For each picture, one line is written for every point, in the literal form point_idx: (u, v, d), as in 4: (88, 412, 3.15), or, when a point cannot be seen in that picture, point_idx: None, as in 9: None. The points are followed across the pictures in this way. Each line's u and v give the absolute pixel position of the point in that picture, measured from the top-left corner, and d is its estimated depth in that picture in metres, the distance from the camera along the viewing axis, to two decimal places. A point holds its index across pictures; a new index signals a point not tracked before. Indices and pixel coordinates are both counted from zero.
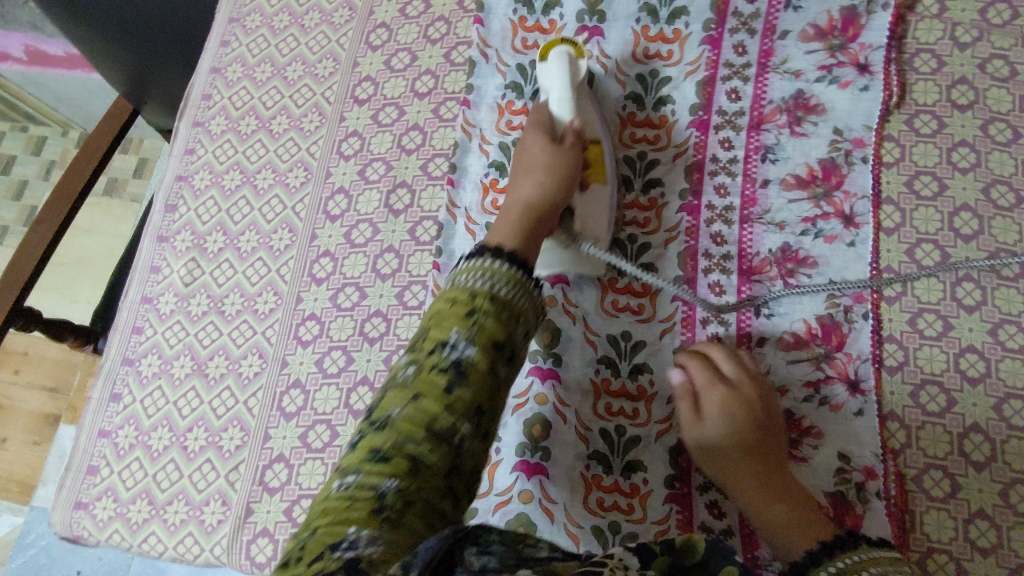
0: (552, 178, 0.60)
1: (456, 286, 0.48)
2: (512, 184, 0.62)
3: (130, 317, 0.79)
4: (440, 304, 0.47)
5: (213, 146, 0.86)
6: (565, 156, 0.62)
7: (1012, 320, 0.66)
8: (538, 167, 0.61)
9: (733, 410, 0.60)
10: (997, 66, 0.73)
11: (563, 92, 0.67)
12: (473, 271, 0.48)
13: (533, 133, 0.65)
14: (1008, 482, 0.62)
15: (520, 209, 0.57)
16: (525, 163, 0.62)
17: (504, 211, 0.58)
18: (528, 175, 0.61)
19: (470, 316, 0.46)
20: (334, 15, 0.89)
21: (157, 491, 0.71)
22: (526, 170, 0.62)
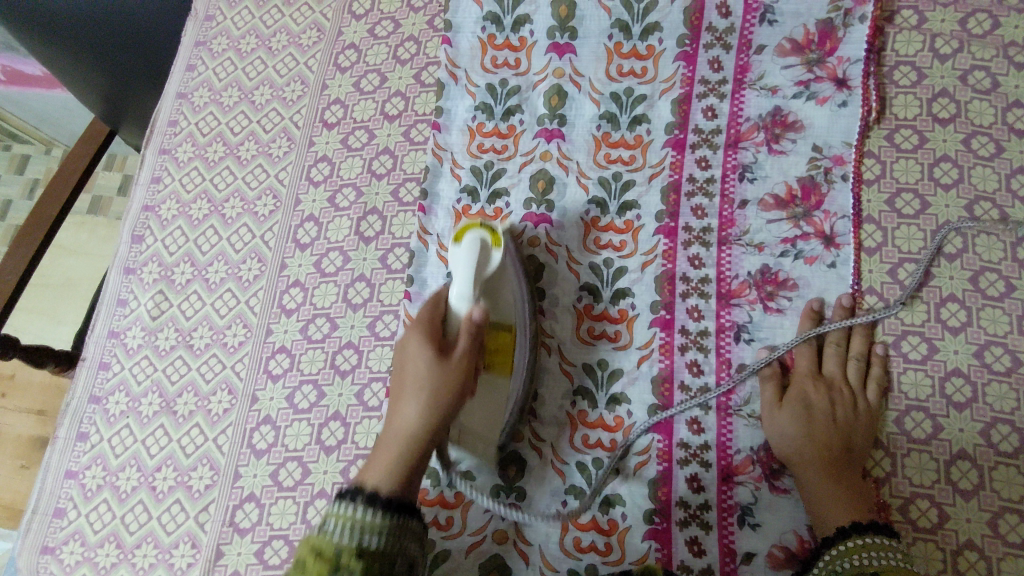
0: (435, 404, 0.54)
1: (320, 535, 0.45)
2: (394, 399, 0.56)
3: (97, 353, 0.77)
4: (302, 554, 0.44)
5: (181, 174, 0.84)
6: (454, 374, 0.54)
7: (998, 341, 0.64)
8: (417, 386, 0.54)
9: (834, 415, 0.62)
10: (979, 77, 0.71)
11: (467, 282, 0.58)
12: (338, 521, 0.46)
13: (416, 337, 0.57)
14: (997, 511, 0.60)
15: (396, 448, 0.52)
16: (404, 375, 0.56)
17: (382, 450, 0.53)
18: (411, 391, 0.54)
19: (338, 556, 0.43)
20: (302, 36, 0.87)
21: (126, 533, 0.69)
22: (401, 387, 0.56)
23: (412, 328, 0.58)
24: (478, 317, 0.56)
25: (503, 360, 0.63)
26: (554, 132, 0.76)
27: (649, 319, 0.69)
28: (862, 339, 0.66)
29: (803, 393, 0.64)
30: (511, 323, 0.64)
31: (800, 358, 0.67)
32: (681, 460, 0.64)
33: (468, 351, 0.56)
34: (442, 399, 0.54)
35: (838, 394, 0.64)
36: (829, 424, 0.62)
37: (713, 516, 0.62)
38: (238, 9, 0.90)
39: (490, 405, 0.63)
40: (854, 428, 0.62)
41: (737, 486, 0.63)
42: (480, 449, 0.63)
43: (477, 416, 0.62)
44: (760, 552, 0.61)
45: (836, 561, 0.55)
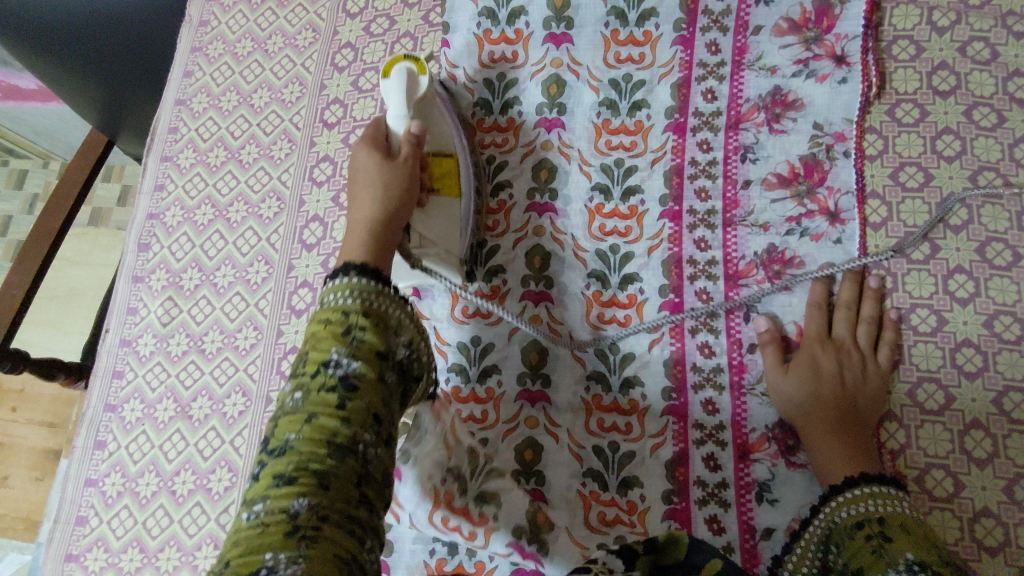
0: (388, 195, 0.61)
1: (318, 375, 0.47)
2: (349, 209, 0.62)
3: (110, 361, 0.78)
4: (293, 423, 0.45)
5: (184, 181, 0.84)
6: (403, 170, 0.62)
7: (1007, 310, 0.64)
8: (372, 180, 0.61)
9: (842, 378, 0.62)
10: (978, 48, 0.71)
11: (400, 105, 0.66)
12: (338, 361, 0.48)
13: (363, 148, 0.64)
14: (1012, 478, 0.61)
15: (363, 232, 0.58)
16: (355, 188, 0.63)
17: (353, 233, 0.58)
18: (363, 187, 0.61)
19: (347, 333, 0.49)
20: (298, 37, 0.87)
21: (148, 538, 0.70)
22: (355, 191, 0.62)
23: (358, 146, 0.65)
24: (415, 130, 0.65)
25: (447, 181, 0.69)
26: (554, 121, 0.76)
27: (657, 303, 0.70)
28: (869, 302, 0.66)
29: (812, 356, 0.64)
30: (451, 151, 0.70)
31: (815, 322, 0.66)
32: (697, 440, 0.65)
33: (409, 156, 0.63)
34: (397, 176, 0.62)
35: (846, 355, 0.64)
36: (837, 387, 0.62)
37: (732, 494, 0.63)
38: (233, 13, 0.90)
39: (443, 220, 0.68)
40: (859, 392, 0.62)
41: (754, 463, 0.63)
42: (445, 261, 0.68)
43: (433, 228, 0.67)
44: (780, 527, 0.61)
45: (837, 510, 0.56)
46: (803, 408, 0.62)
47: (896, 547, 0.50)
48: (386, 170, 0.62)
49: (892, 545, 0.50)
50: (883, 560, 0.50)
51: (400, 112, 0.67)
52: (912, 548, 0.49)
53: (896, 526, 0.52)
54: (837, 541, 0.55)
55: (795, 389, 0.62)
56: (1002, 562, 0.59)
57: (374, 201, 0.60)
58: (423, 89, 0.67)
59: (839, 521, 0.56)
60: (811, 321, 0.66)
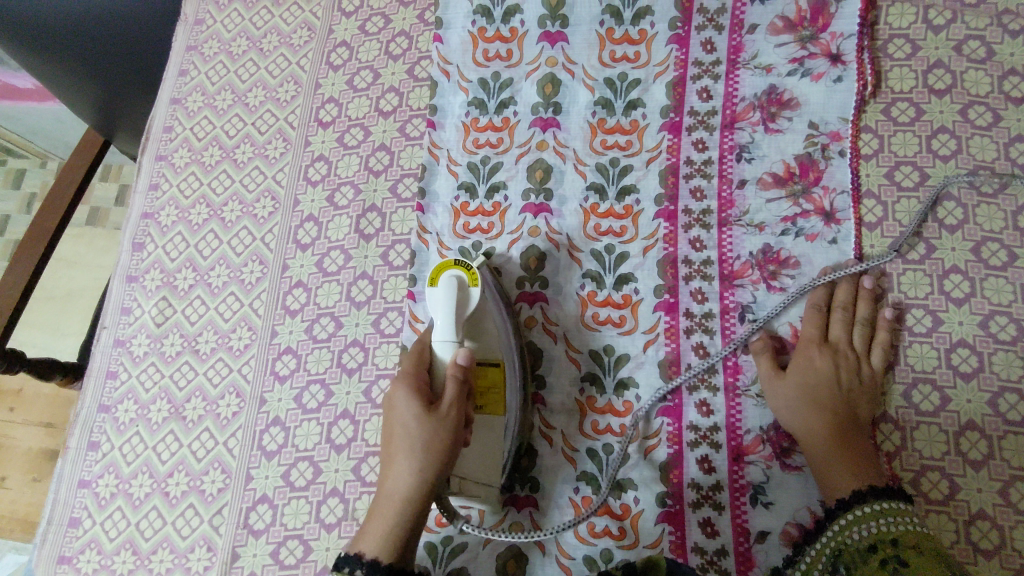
0: (429, 460, 0.55)
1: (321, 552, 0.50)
2: (384, 471, 0.56)
3: (104, 362, 0.78)
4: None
5: (178, 180, 0.84)
6: (446, 429, 0.56)
7: (1003, 311, 0.64)
8: (407, 442, 0.55)
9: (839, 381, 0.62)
10: (974, 47, 0.71)
11: (447, 324, 0.62)
12: None
13: (403, 393, 0.58)
14: (1007, 480, 0.60)
15: (394, 509, 0.54)
16: (388, 440, 0.57)
17: (377, 513, 0.54)
18: (400, 454, 0.55)
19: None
20: (292, 36, 0.86)
21: (142, 540, 0.70)
22: (386, 468, 0.56)
23: (399, 380, 0.59)
24: (462, 361, 0.60)
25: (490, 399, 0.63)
26: (549, 121, 0.76)
27: (652, 303, 0.69)
28: (865, 304, 0.66)
29: (807, 360, 0.64)
30: (498, 359, 0.65)
31: (811, 325, 0.66)
32: (692, 442, 0.65)
33: (455, 399, 0.58)
34: (438, 436, 0.55)
35: (842, 358, 0.64)
36: (834, 390, 0.62)
37: (726, 496, 0.63)
38: (227, 11, 0.90)
39: (486, 449, 0.62)
40: (855, 396, 0.62)
41: (749, 466, 0.63)
42: (481, 495, 0.61)
43: (472, 465, 0.61)
44: (774, 530, 0.61)
45: (850, 531, 0.55)
46: (801, 411, 0.62)
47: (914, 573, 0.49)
48: (428, 420, 0.56)
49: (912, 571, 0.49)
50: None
51: (449, 330, 0.62)
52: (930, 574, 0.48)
53: (910, 548, 0.51)
54: (848, 560, 0.54)
55: (791, 391, 0.62)
56: (997, 564, 0.59)
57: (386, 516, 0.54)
58: (478, 296, 0.63)
59: (852, 541, 0.55)
60: (807, 323, 0.66)
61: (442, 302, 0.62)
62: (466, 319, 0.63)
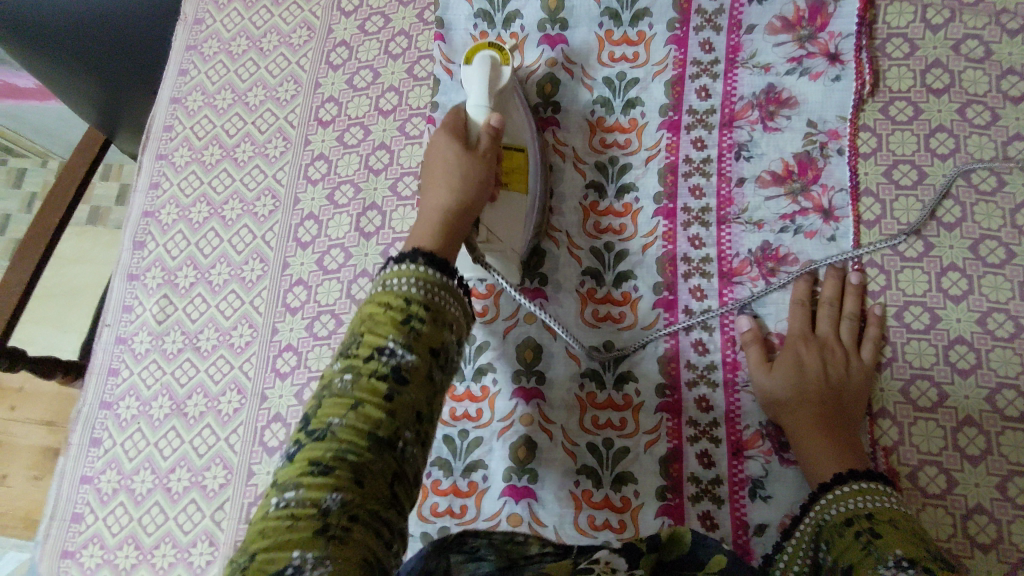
0: (463, 186, 0.55)
1: (385, 288, 0.45)
2: (422, 196, 0.57)
3: (106, 359, 0.78)
4: (371, 308, 0.45)
5: (179, 179, 0.84)
6: (484, 163, 0.58)
7: (1001, 308, 0.65)
8: (449, 171, 0.56)
9: (827, 373, 0.62)
10: (971, 47, 0.71)
11: (480, 95, 0.64)
12: (405, 276, 0.46)
13: (443, 137, 0.59)
14: (1005, 475, 0.61)
15: (436, 214, 0.53)
16: (428, 174, 0.57)
17: (423, 220, 0.53)
18: (440, 178, 0.56)
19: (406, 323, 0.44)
20: (293, 35, 0.87)
21: (144, 535, 0.70)
22: (430, 178, 0.57)
23: (436, 132, 0.61)
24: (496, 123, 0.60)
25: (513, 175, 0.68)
26: (549, 120, 0.77)
27: (652, 300, 0.70)
28: (853, 299, 0.66)
29: (796, 354, 0.64)
30: (520, 145, 0.69)
31: (798, 318, 0.66)
32: (691, 437, 0.65)
33: (489, 149, 0.59)
34: (478, 169, 0.57)
35: (830, 351, 0.64)
36: (822, 383, 0.62)
37: (725, 490, 0.63)
38: (228, 11, 0.91)
39: (511, 215, 0.67)
40: (845, 389, 0.62)
41: (748, 460, 0.64)
42: (510, 259, 0.66)
43: (500, 212, 0.66)
44: (773, 523, 0.61)
45: (826, 509, 0.55)
46: (787, 405, 0.62)
47: (882, 541, 0.49)
48: (464, 154, 0.58)
49: (879, 538, 0.49)
50: (870, 552, 0.49)
51: (483, 100, 0.64)
52: (895, 541, 0.48)
53: (884, 521, 0.51)
54: (828, 537, 0.54)
55: (783, 385, 0.62)
56: (994, 559, 0.59)
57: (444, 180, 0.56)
58: (508, 74, 0.68)
59: (828, 518, 0.55)
60: (795, 316, 0.66)
61: (472, 78, 0.66)
62: (499, 99, 0.67)
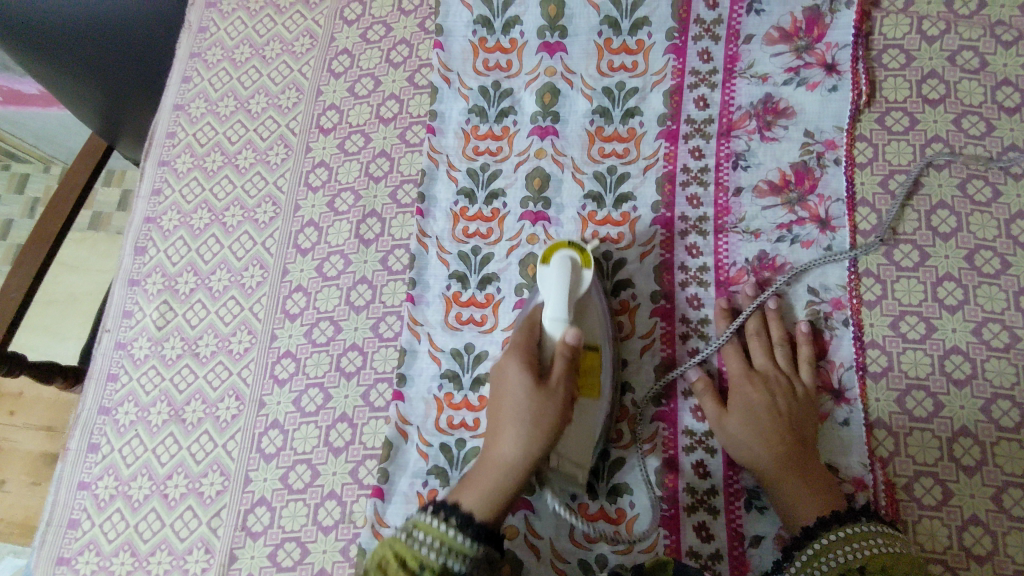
0: (533, 434, 0.57)
1: (408, 539, 0.52)
2: (491, 436, 0.59)
3: (105, 364, 0.78)
4: (390, 555, 0.51)
5: (181, 185, 0.85)
6: (555, 408, 0.57)
7: (996, 318, 0.65)
8: (517, 417, 0.57)
9: (787, 403, 0.63)
10: (967, 58, 0.72)
11: (559, 303, 0.61)
12: (429, 534, 0.53)
13: (514, 362, 0.60)
14: (1000, 486, 0.61)
15: (495, 477, 0.56)
16: (496, 405, 0.60)
17: (486, 472, 0.57)
18: (509, 423, 0.58)
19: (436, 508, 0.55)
20: (295, 44, 0.88)
21: (140, 541, 0.70)
22: (495, 422, 0.60)
23: (509, 350, 0.61)
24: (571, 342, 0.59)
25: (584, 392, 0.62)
26: (548, 129, 0.77)
27: (650, 308, 0.70)
28: (802, 330, 0.67)
29: (744, 392, 0.64)
30: (598, 345, 0.64)
31: (758, 352, 0.67)
32: (686, 447, 0.65)
33: (563, 377, 0.59)
34: (548, 412, 0.57)
35: (788, 382, 0.64)
36: (786, 414, 0.62)
37: (721, 501, 0.63)
38: (231, 19, 0.91)
39: (581, 433, 0.61)
40: (806, 419, 0.62)
41: (744, 471, 0.64)
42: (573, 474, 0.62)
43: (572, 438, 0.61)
44: (768, 535, 0.62)
45: (838, 549, 0.54)
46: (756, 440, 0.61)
47: None
48: (534, 395, 0.57)
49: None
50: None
51: (560, 307, 0.61)
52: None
53: (903, 574, 0.51)
54: None
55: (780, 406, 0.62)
56: (989, 570, 0.59)
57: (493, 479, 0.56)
58: (587, 275, 0.64)
59: (841, 560, 0.54)
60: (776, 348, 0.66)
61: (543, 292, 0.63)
62: (576, 300, 0.63)
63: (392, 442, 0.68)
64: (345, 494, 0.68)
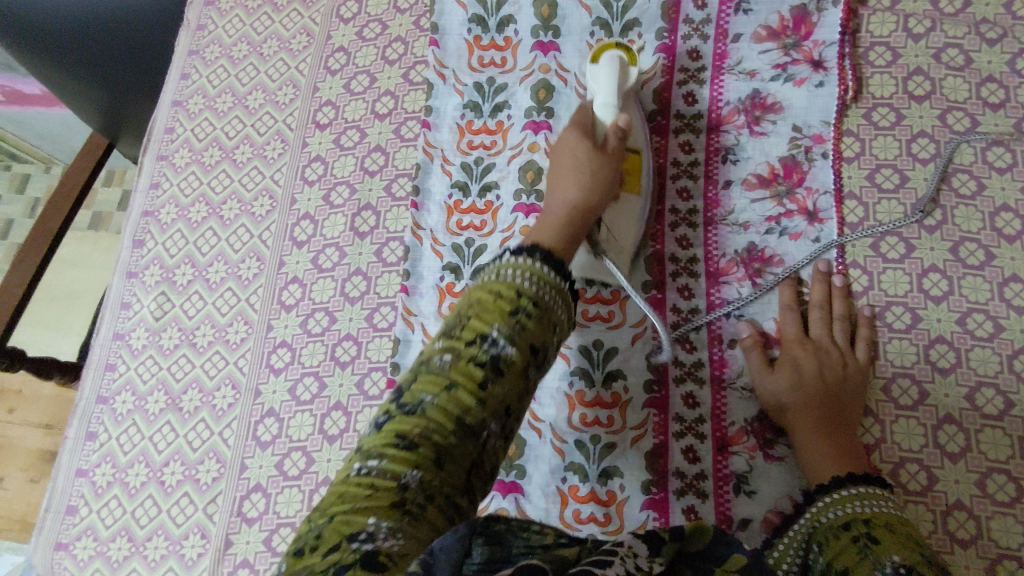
0: (593, 185, 0.60)
1: (503, 280, 0.48)
2: (552, 182, 0.62)
3: (103, 354, 0.79)
4: (482, 293, 0.47)
5: (179, 179, 0.86)
6: (610, 161, 0.62)
7: (980, 309, 0.66)
8: (578, 166, 0.61)
9: (831, 368, 0.64)
10: (952, 55, 0.73)
11: (610, 89, 0.68)
12: (524, 271, 0.48)
13: (574, 134, 0.64)
14: (984, 472, 0.62)
15: (561, 209, 0.58)
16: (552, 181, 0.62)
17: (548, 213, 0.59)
18: (568, 174, 0.61)
19: (514, 312, 0.45)
20: (292, 41, 0.89)
21: (136, 527, 0.71)
22: (556, 180, 0.62)
23: (568, 129, 0.65)
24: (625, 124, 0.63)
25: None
26: (541, 124, 0.77)
27: None
28: (841, 300, 0.68)
29: (791, 355, 0.65)
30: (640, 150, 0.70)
31: (790, 320, 0.67)
32: (677, 432, 0.66)
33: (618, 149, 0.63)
34: (607, 170, 0.61)
35: (826, 349, 0.65)
36: (830, 378, 0.63)
37: (710, 485, 0.64)
38: (230, 17, 0.93)
39: (627, 214, 0.68)
40: (845, 386, 0.63)
41: (732, 456, 0.65)
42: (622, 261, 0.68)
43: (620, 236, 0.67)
44: (756, 518, 0.62)
45: (825, 511, 0.56)
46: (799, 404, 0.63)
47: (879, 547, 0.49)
48: (593, 157, 0.62)
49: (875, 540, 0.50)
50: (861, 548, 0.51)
51: (609, 95, 0.67)
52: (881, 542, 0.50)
53: (882, 527, 0.52)
54: (821, 540, 0.54)
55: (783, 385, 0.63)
56: (974, 554, 0.60)
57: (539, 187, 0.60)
58: (633, 74, 0.70)
59: (826, 520, 0.55)
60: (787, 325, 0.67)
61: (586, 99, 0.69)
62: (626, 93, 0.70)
63: None
64: None
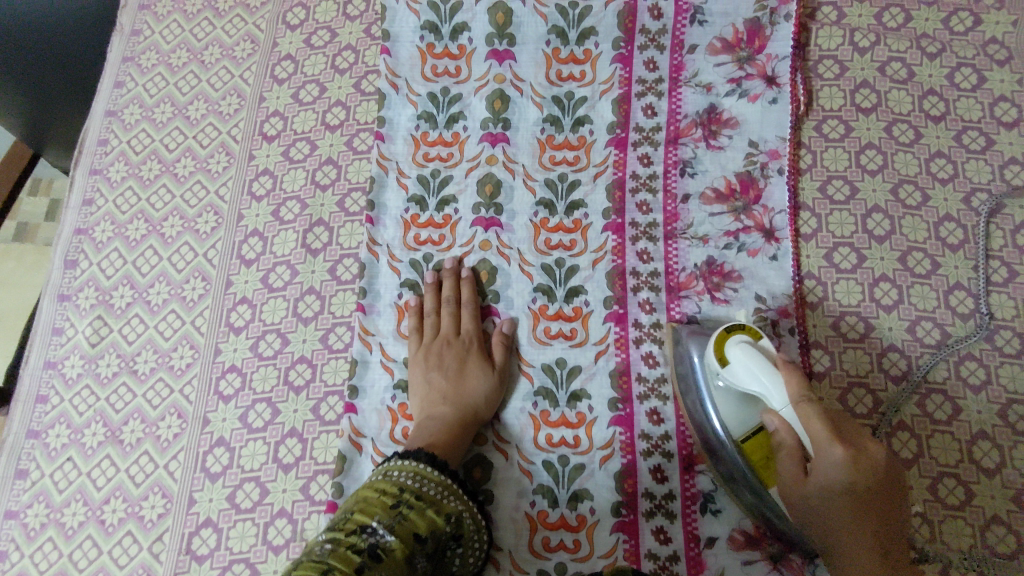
0: (478, 410, 0.66)
1: (385, 478, 0.58)
2: (437, 376, 0.68)
3: (33, 386, 0.74)
4: (367, 492, 0.56)
5: (115, 195, 0.81)
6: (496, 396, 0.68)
7: (928, 316, 0.68)
8: (461, 383, 0.67)
9: (853, 496, 0.52)
10: (896, 68, 0.76)
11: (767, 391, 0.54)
12: (404, 469, 0.59)
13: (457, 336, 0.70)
14: (936, 476, 0.63)
15: (450, 429, 0.64)
16: (443, 373, 0.68)
17: (438, 415, 0.65)
18: (453, 375, 0.67)
19: (395, 507, 0.54)
20: (235, 49, 0.85)
21: (75, 571, 0.66)
22: (442, 399, 0.66)
23: (417, 326, 0.71)
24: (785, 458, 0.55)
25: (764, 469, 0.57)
26: (498, 136, 0.76)
27: (603, 314, 0.70)
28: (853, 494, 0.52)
29: (823, 470, 0.52)
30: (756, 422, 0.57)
31: (825, 461, 0.52)
32: (644, 451, 0.65)
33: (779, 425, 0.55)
34: (489, 394, 0.67)
35: (826, 478, 0.52)
36: (858, 510, 0.52)
37: (678, 504, 0.64)
38: (166, 22, 0.88)
39: (834, 465, 0.52)
40: (865, 451, 0.52)
41: (699, 473, 0.64)
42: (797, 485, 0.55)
43: (795, 467, 0.55)
44: (723, 535, 0.62)
45: None
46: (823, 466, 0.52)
47: None
48: (489, 382, 0.67)
49: None
50: None
51: (783, 399, 0.54)
52: None
53: None
54: None
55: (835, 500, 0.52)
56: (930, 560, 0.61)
57: (455, 436, 0.64)
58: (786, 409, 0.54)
59: None
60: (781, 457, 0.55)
61: (731, 404, 0.58)
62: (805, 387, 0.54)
63: (345, 456, 0.66)
64: (296, 512, 0.66)
